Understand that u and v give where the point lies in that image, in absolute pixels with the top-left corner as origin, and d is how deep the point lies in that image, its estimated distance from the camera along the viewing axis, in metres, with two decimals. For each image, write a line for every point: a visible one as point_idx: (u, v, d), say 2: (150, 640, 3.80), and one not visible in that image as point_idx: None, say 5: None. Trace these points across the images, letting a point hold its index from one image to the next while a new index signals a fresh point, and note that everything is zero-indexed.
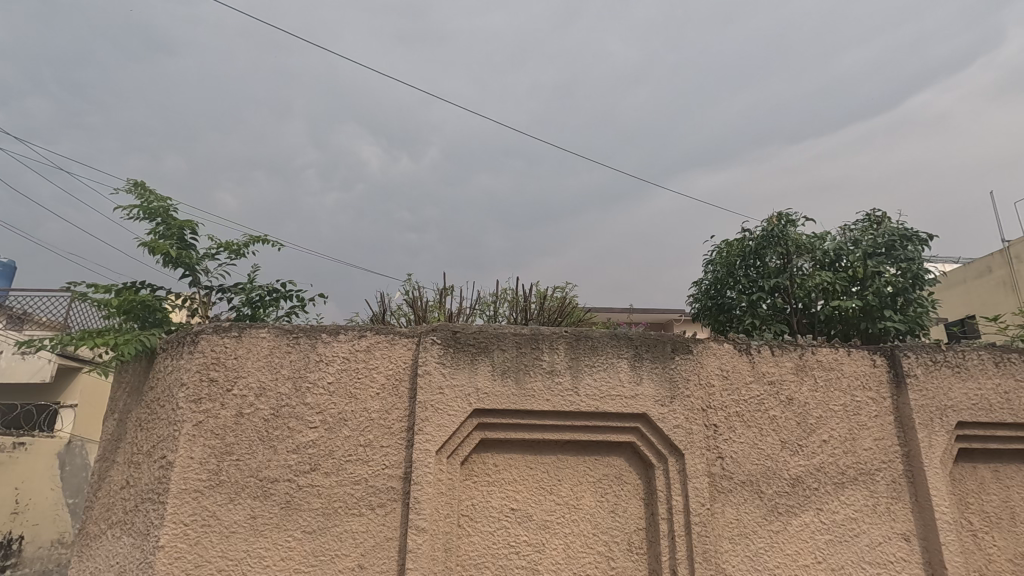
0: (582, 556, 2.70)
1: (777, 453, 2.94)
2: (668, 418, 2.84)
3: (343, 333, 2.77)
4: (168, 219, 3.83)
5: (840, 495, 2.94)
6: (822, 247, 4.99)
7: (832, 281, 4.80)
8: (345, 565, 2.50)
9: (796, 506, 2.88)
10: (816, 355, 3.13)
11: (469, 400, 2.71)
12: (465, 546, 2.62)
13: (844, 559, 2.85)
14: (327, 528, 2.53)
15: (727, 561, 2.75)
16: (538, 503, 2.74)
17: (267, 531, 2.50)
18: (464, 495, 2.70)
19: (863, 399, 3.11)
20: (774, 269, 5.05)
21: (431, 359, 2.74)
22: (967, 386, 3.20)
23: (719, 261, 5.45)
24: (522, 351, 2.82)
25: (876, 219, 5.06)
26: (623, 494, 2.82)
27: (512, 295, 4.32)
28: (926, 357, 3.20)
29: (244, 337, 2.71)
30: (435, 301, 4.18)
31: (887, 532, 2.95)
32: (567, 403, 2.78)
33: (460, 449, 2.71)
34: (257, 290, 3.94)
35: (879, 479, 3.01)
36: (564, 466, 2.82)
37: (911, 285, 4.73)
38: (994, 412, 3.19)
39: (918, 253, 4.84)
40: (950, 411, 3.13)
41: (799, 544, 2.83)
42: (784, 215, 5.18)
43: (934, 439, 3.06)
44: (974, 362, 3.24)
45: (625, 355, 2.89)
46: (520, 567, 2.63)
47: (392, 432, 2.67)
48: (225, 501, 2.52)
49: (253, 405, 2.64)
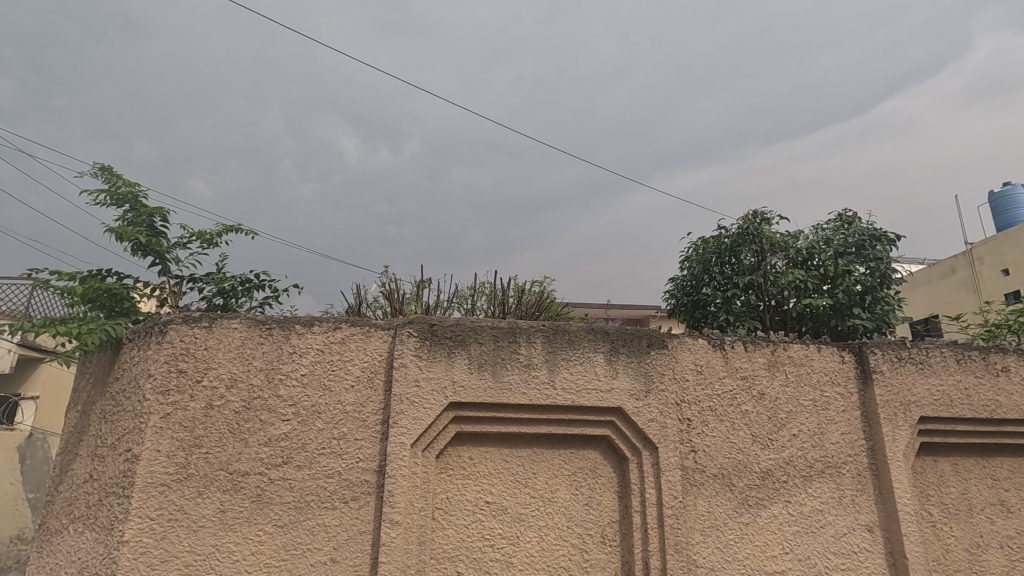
0: (556, 548, 2.71)
1: (748, 446, 3.00)
2: (642, 412, 2.86)
3: (318, 325, 2.72)
4: (137, 206, 3.72)
5: (808, 487, 3.02)
6: (795, 246, 5.10)
7: (803, 279, 4.91)
8: (317, 559, 2.48)
9: (766, 498, 2.95)
10: (787, 352, 3.19)
11: (445, 393, 2.70)
12: (439, 539, 2.62)
13: (810, 550, 2.93)
14: (298, 521, 2.50)
15: (698, 552, 2.79)
16: (513, 496, 2.75)
17: (236, 525, 2.45)
18: (439, 488, 2.69)
19: (832, 393, 3.19)
20: (748, 266, 5.13)
21: (407, 352, 2.71)
22: (929, 382, 3.30)
23: (695, 257, 5.52)
24: (499, 345, 2.81)
25: (847, 219, 5.16)
26: (598, 487, 2.85)
27: (489, 288, 4.29)
28: (892, 354, 3.29)
29: (215, 328, 2.65)
30: (412, 293, 4.14)
31: (852, 523, 3.03)
32: (543, 396, 2.79)
33: (435, 442, 2.69)
34: (229, 279, 3.86)
35: (845, 472, 3.09)
36: (539, 459, 2.83)
37: (878, 283, 4.86)
38: (955, 407, 3.30)
39: (886, 252, 4.97)
40: (913, 406, 3.23)
41: (768, 535, 2.90)
42: (759, 212, 5.26)
43: (897, 433, 3.15)
44: (937, 359, 3.35)
45: (602, 349, 2.90)
46: (494, 560, 2.63)
47: (367, 425, 2.65)
48: (193, 494, 2.46)
49: (223, 397, 2.58)
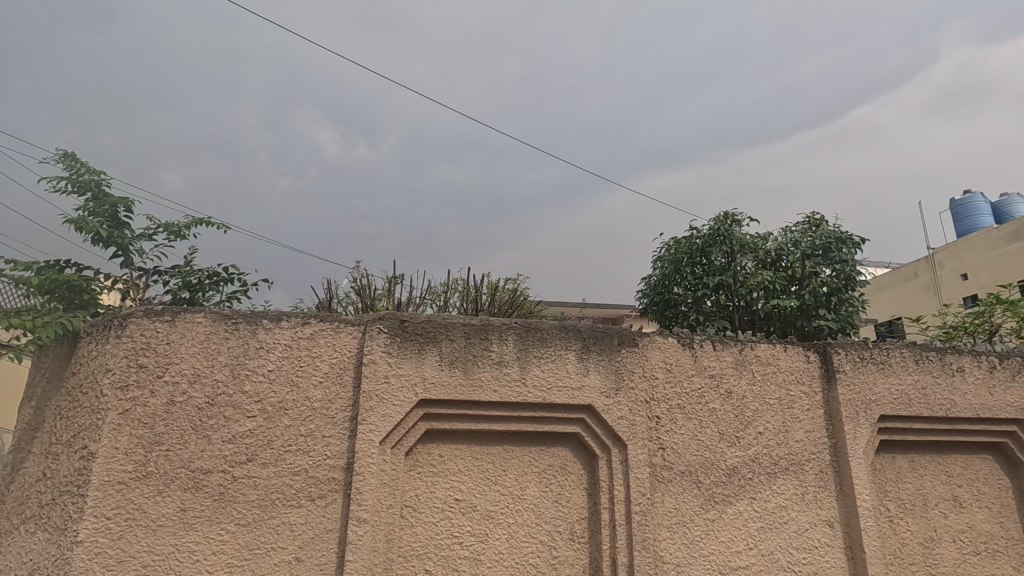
0: (525, 545, 2.72)
1: (715, 444, 3.04)
2: (612, 409, 2.88)
3: (285, 320, 2.67)
4: (99, 195, 3.59)
5: (772, 484, 3.08)
6: (764, 247, 5.21)
7: (772, 280, 5.01)
8: (281, 558, 2.43)
9: (731, 495, 3.00)
10: (754, 351, 3.25)
11: (415, 390, 2.68)
12: (407, 536, 2.59)
13: (773, 545, 3.00)
14: (262, 520, 2.45)
15: (665, 549, 2.82)
16: (483, 493, 2.74)
17: (197, 524, 2.39)
18: (408, 485, 2.67)
19: (797, 392, 3.26)
20: (719, 267, 5.22)
21: (377, 348, 2.68)
22: (889, 381, 3.40)
23: (668, 258, 5.59)
24: (470, 342, 2.80)
25: (815, 221, 5.27)
26: (567, 484, 2.86)
27: (462, 285, 4.26)
28: (854, 354, 3.38)
29: (178, 322, 2.57)
30: (384, 290, 4.08)
31: (814, 518, 3.10)
32: (514, 394, 2.79)
33: (404, 439, 2.67)
34: (195, 273, 3.76)
35: (808, 469, 3.17)
36: (509, 457, 2.83)
37: (844, 285, 4.99)
38: (913, 406, 3.40)
39: (851, 255, 5.10)
40: (874, 405, 3.33)
41: (733, 531, 2.95)
42: (729, 214, 5.36)
43: (858, 431, 3.24)
44: (896, 359, 3.45)
45: (574, 347, 2.91)
46: (462, 558, 2.62)
47: (335, 422, 2.61)
48: (152, 493, 2.39)
49: (185, 393, 2.51)
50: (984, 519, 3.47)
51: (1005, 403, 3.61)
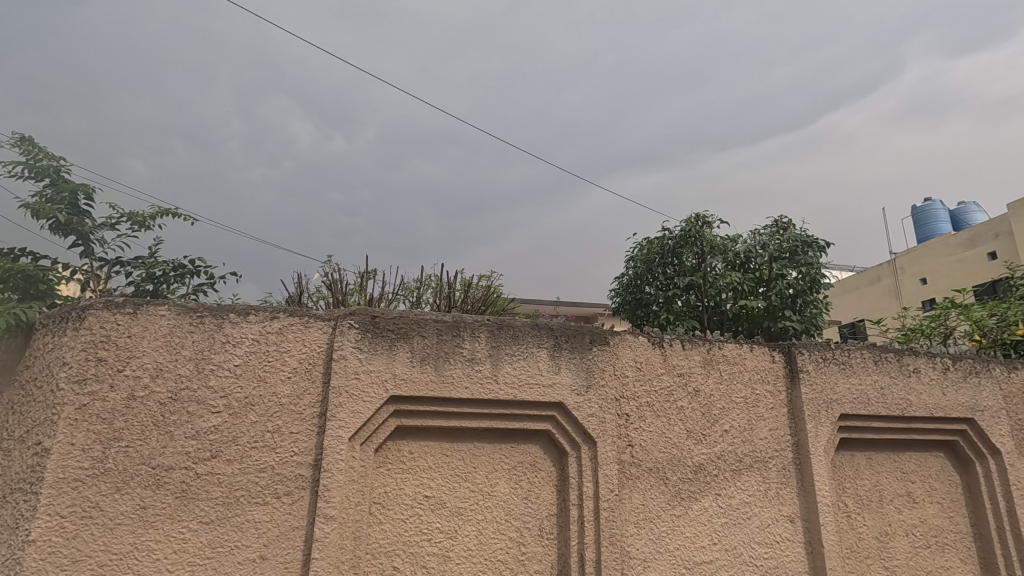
0: (494, 542, 2.73)
1: (682, 441, 3.10)
2: (582, 407, 2.91)
3: (253, 314, 2.61)
4: (58, 181, 3.46)
5: (736, 481, 3.16)
6: (734, 249, 5.32)
7: (740, 281, 5.13)
8: (245, 556, 2.38)
9: (697, 491, 3.06)
10: (722, 350, 3.31)
11: (385, 386, 2.66)
12: (375, 534, 2.57)
13: (736, 540, 3.07)
14: (226, 518, 2.40)
15: (631, 544, 2.86)
16: (452, 490, 2.74)
17: (158, 522, 2.33)
18: (377, 482, 2.65)
19: (762, 391, 3.34)
20: (689, 268, 5.31)
21: (347, 343, 2.65)
22: (850, 381, 3.52)
23: (640, 258, 5.67)
24: (442, 338, 2.79)
25: (782, 225, 5.40)
26: (537, 481, 2.88)
27: (435, 281, 4.24)
28: (818, 355, 3.47)
29: (140, 314, 2.49)
30: (356, 285, 4.03)
31: (775, 514, 3.19)
32: (485, 391, 2.79)
33: (374, 436, 2.65)
34: (159, 264, 3.66)
35: (771, 466, 3.25)
36: (479, 454, 2.83)
37: (809, 287, 5.13)
38: (871, 405, 3.52)
39: (817, 259, 5.24)
40: (834, 404, 3.43)
41: (698, 526, 3.01)
42: (701, 215, 5.45)
43: (820, 429, 3.34)
44: (857, 359, 3.57)
45: (545, 345, 2.93)
46: (430, 554, 2.62)
47: (303, 418, 2.57)
48: (111, 490, 2.32)
49: (147, 388, 2.44)
50: (935, 514, 3.62)
51: (957, 402, 3.76)
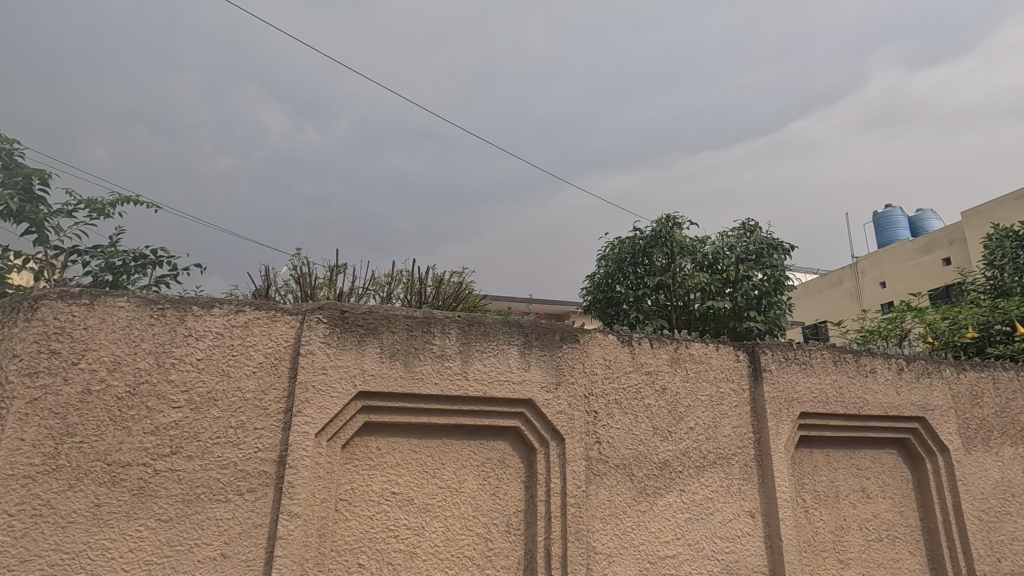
0: (461, 538, 2.73)
1: (649, 438, 3.15)
2: (552, 404, 2.93)
3: (218, 307, 2.55)
4: (11, 165, 3.32)
5: (700, 477, 3.23)
6: (702, 250, 5.43)
7: (708, 282, 5.24)
8: (205, 555, 2.33)
9: (662, 487, 3.12)
10: (689, 349, 3.38)
11: (354, 381, 2.63)
12: (341, 531, 2.54)
13: (698, 535, 3.14)
14: (185, 515, 2.34)
15: (597, 539, 2.90)
16: (420, 486, 2.73)
17: (113, 520, 2.26)
18: (344, 478, 2.62)
19: (726, 389, 3.42)
20: (659, 268, 5.40)
21: (315, 338, 2.61)
22: (810, 380, 3.63)
23: (611, 257, 5.73)
24: (412, 334, 2.77)
25: (749, 228, 5.53)
26: (505, 477, 2.89)
27: (406, 277, 4.21)
28: (780, 354, 3.57)
29: (97, 305, 2.41)
30: (325, 279, 3.97)
31: (737, 509, 3.27)
32: (455, 387, 2.78)
33: (341, 432, 2.62)
34: (119, 254, 3.55)
35: (733, 462, 3.34)
36: (448, 450, 2.83)
37: (773, 289, 5.27)
38: (830, 404, 3.64)
39: (781, 261, 5.39)
40: (795, 403, 3.54)
41: (662, 522, 3.07)
42: (671, 216, 5.54)
43: (780, 427, 3.44)
44: (817, 359, 3.68)
45: (516, 342, 2.94)
46: (397, 551, 2.60)
47: (268, 413, 2.53)
48: (63, 488, 2.23)
49: (104, 381, 2.36)
50: (887, 508, 3.77)
51: (910, 402, 3.92)
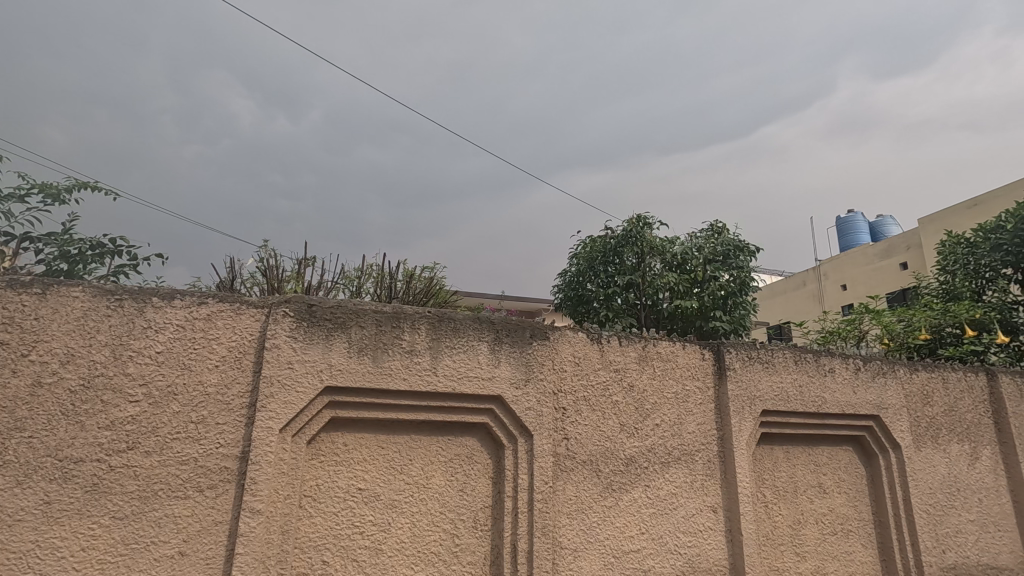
0: (427, 534, 2.72)
1: (615, 435, 3.19)
2: (520, 400, 2.94)
3: (179, 298, 2.48)
4: None
5: (665, 473, 3.29)
6: (672, 250, 5.52)
7: (676, 282, 5.33)
8: (161, 553, 2.27)
9: (628, 482, 3.17)
10: (656, 347, 3.43)
11: (320, 376, 2.60)
12: (305, 527, 2.51)
13: (662, 529, 3.20)
14: (142, 513, 2.27)
15: (563, 534, 2.93)
16: (387, 482, 2.71)
17: (64, 518, 2.18)
18: (309, 474, 2.58)
19: (691, 387, 3.49)
20: (630, 267, 5.47)
21: (281, 332, 2.56)
22: (772, 379, 3.73)
23: (583, 255, 5.78)
24: (381, 329, 2.75)
25: (717, 229, 5.65)
26: (473, 473, 2.89)
27: (377, 271, 4.16)
28: (744, 353, 3.66)
29: (50, 295, 2.31)
30: (293, 272, 3.90)
31: (700, 504, 3.35)
32: (424, 383, 2.77)
33: (307, 427, 2.58)
34: (76, 242, 3.41)
35: (697, 458, 3.41)
36: (416, 446, 2.81)
37: (738, 289, 5.40)
38: (790, 402, 3.75)
39: (747, 263, 5.53)
40: (757, 400, 3.63)
41: (627, 517, 3.12)
42: (642, 216, 5.61)
43: (743, 424, 3.53)
44: (779, 359, 3.78)
45: (486, 338, 2.94)
46: (362, 547, 2.58)
47: (231, 408, 2.47)
48: (10, 485, 2.14)
49: (55, 374, 2.26)
50: (841, 503, 3.91)
51: (866, 400, 4.07)
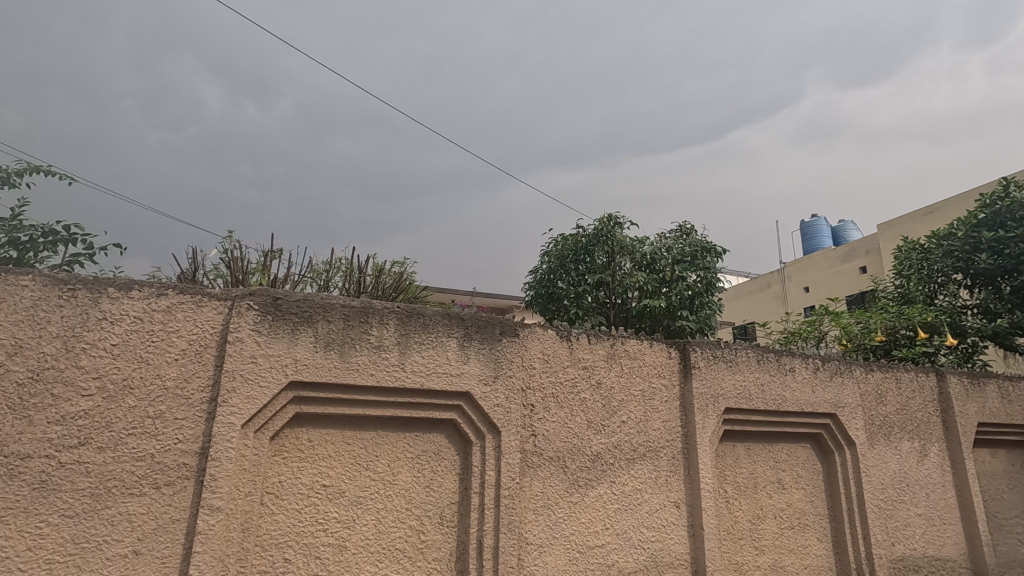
0: (393, 530, 2.70)
1: (583, 431, 3.23)
2: (489, 397, 2.94)
3: (137, 289, 2.40)
4: None
5: (631, 469, 3.34)
6: (641, 250, 5.59)
7: (645, 281, 5.41)
8: (114, 552, 2.19)
9: (594, 479, 3.20)
10: (624, 345, 3.48)
11: (285, 371, 2.55)
12: (266, 525, 2.46)
13: (627, 524, 3.25)
14: (94, 510, 2.19)
15: (529, 530, 2.95)
16: (352, 479, 2.67)
17: (9, 517, 2.08)
18: (271, 471, 2.53)
19: (658, 385, 3.55)
20: (600, 266, 5.52)
21: (245, 326, 2.50)
22: (736, 377, 3.82)
23: (554, 253, 5.82)
24: (349, 324, 2.71)
25: (685, 230, 5.76)
26: (440, 469, 2.88)
27: (346, 265, 4.10)
28: (709, 352, 3.74)
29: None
30: (258, 264, 3.80)
31: (663, 500, 3.41)
32: (392, 379, 2.75)
33: (270, 423, 2.53)
34: (27, 229, 3.26)
35: (662, 455, 3.47)
36: (382, 442, 2.78)
37: (705, 290, 5.51)
38: (752, 400, 3.85)
39: (713, 264, 5.65)
40: (721, 399, 3.71)
41: (593, 512, 3.16)
42: (613, 216, 5.67)
43: (706, 421, 3.61)
44: (742, 358, 3.88)
45: (455, 334, 2.93)
46: (326, 545, 2.54)
47: (191, 403, 2.40)
48: None
49: (2, 367, 2.16)
50: (799, 498, 4.04)
51: (824, 399, 4.20)
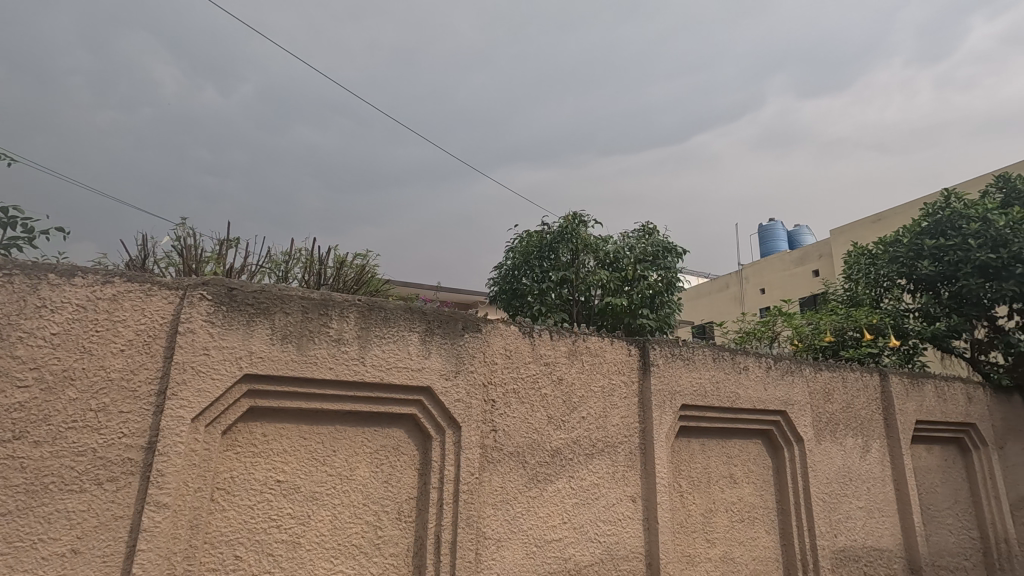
0: (349, 526, 2.66)
1: (543, 427, 3.25)
2: (450, 392, 2.93)
3: (81, 276, 2.28)
4: None
5: (589, 464, 3.39)
6: (605, 249, 5.67)
7: (607, 279, 5.49)
8: (50, 551, 2.09)
9: (553, 473, 3.24)
10: (586, 342, 3.52)
11: (239, 363, 2.47)
12: (216, 522, 2.38)
13: (584, 519, 3.30)
14: (29, 508, 2.08)
15: (487, 525, 2.96)
16: (308, 474, 2.62)
17: None
18: (223, 466, 2.45)
19: (617, 381, 3.61)
20: (564, 263, 5.56)
21: (197, 316, 2.42)
22: (692, 375, 3.92)
23: (519, 250, 5.84)
24: (308, 317, 2.65)
25: (648, 230, 5.86)
26: (398, 464, 2.85)
27: (306, 256, 4.00)
28: (667, 350, 3.83)
29: None
30: (214, 253, 3.67)
31: (620, 494, 3.47)
32: (351, 372, 2.70)
33: (223, 417, 2.45)
34: None
35: (620, 450, 3.53)
36: (340, 437, 2.74)
37: (665, 289, 5.63)
38: (708, 398, 3.96)
39: (674, 264, 5.77)
40: (677, 395, 3.80)
41: (551, 507, 3.19)
42: (578, 214, 5.72)
43: (663, 417, 3.69)
44: (699, 356, 3.98)
45: (417, 329, 2.90)
46: (279, 541, 2.49)
47: (137, 396, 2.31)
48: None
49: None
50: (749, 492, 4.18)
51: (775, 397, 4.36)
